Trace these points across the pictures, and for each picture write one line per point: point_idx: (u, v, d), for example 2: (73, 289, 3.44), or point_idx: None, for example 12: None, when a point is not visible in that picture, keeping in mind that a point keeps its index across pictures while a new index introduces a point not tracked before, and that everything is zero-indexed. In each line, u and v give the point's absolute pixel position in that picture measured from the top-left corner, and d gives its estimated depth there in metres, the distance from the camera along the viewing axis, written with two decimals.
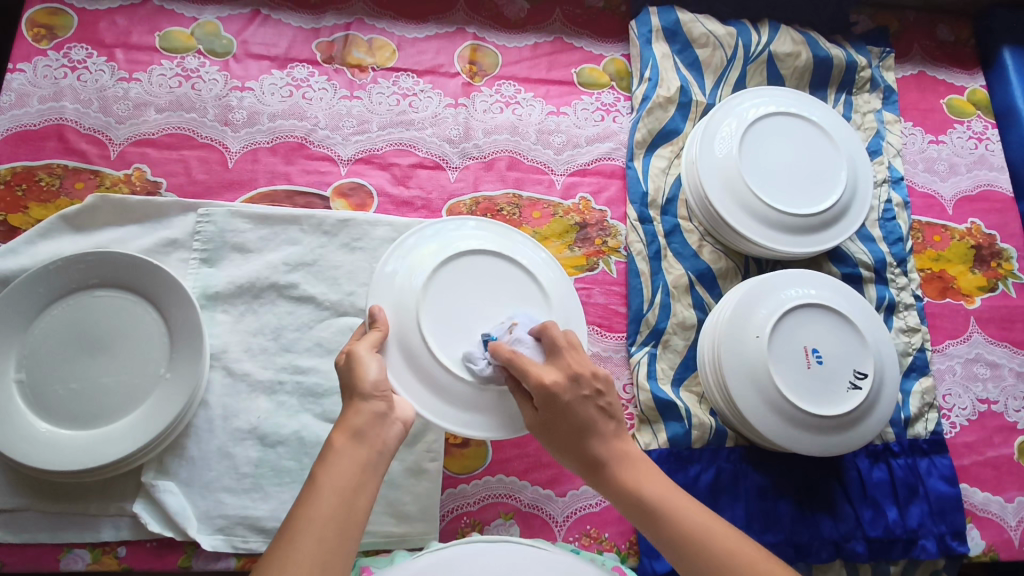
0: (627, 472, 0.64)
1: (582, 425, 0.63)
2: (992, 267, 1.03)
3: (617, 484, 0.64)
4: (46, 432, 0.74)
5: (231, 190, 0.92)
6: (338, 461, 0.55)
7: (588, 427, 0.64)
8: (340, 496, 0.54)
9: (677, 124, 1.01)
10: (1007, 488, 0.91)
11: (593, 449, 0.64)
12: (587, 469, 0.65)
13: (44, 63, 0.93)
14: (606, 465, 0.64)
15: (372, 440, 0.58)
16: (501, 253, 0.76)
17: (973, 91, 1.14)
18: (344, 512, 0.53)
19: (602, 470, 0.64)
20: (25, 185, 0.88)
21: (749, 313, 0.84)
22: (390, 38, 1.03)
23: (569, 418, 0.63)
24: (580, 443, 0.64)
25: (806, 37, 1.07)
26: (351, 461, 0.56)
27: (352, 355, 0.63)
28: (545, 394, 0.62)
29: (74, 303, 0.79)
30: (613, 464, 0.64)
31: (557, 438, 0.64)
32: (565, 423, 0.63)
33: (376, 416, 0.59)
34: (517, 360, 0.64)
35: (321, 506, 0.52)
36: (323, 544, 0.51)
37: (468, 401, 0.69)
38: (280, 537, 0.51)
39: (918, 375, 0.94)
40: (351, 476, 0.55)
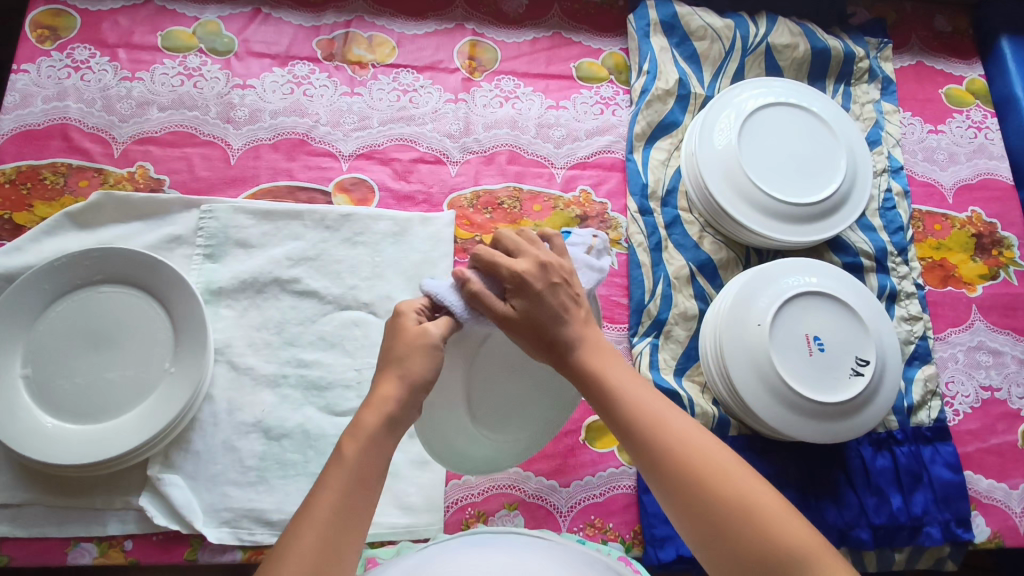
0: (601, 359, 0.61)
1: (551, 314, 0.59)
2: (993, 255, 1.03)
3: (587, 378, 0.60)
4: (52, 427, 0.75)
5: (233, 186, 0.93)
6: (364, 441, 0.53)
7: (553, 319, 0.60)
8: (362, 480, 0.52)
9: (677, 117, 1.02)
10: (1011, 475, 0.91)
11: (553, 350, 0.60)
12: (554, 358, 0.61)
13: (47, 64, 0.94)
14: (602, 377, 0.60)
15: (399, 425, 0.56)
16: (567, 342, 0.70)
17: (971, 80, 1.14)
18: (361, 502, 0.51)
19: (564, 362, 0.61)
20: (29, 183, 0.89)
21: (750, 303, 0.84)
22: (390, 35, 1.04)
23: (540, 299, 0.59)
24: (551, 330, 0.60)
25: (803, 29, 1.08)
26: (378, 446, 0.54)
27: (423, 333, 0.57)
28: (516, 279, 0.58)
29: (79, 299, 0.80)
30: (590, 359, 0.60)
31: (530, 329, 0.59)
32: (538, 310, 0.59)
33: (412, 413, 0.57)
34: (510, 238, 0.62)
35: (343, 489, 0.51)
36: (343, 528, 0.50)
37: (470, 446, 0.71)
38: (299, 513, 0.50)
39: (920, 363, 0.94)
40: (375, 458, 0.54)
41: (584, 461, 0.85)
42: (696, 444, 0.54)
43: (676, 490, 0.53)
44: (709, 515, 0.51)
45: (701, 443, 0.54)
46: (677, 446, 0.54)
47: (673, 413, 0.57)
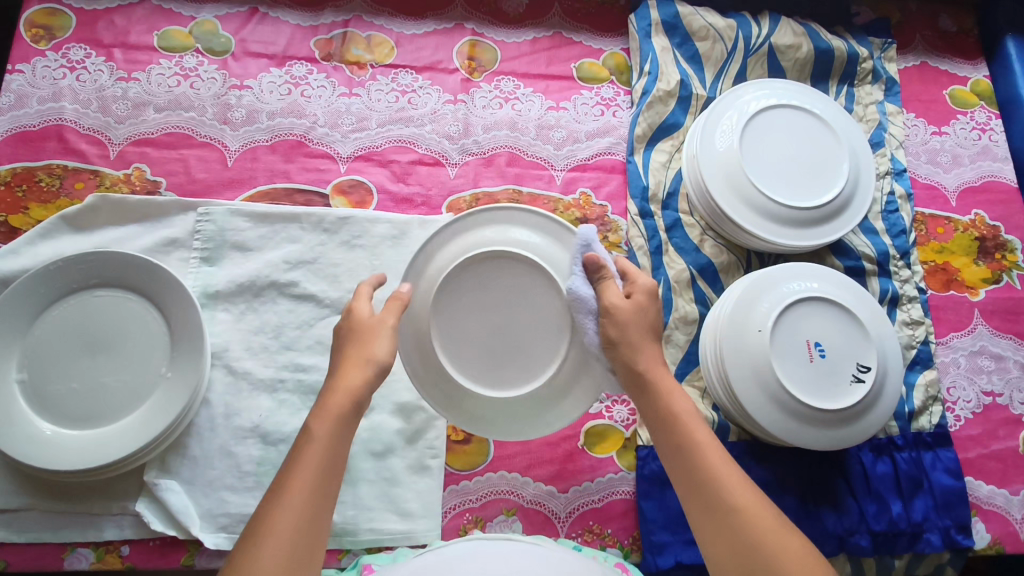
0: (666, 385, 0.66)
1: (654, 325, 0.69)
2: (996, 259, 1.02)
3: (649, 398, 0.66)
4: (49, 433, 0.74)
5: (230, 188, 0.92)
6: (313, 459, 0.57)
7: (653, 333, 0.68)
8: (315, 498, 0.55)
9: (678, 119, 1.01)
10: (1012, 481, 0.90)
11: (632, 353, 0.66)
12: (632, 364, 0.67)
13: (43, 64, 0.94)
14: (670, 408, 0.65)
15: (347, 439, 0.60)
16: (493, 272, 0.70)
17: (976, 81, 1.13)
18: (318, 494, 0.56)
19: (628, 357, 0.66)
20: (25, 185, 0.88)
21: (751, 308, 0.84)
22: (388, 35, 1.03)
23: (647, 309, 0.69)
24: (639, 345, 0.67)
25: (807, 29, 1.06)
26: (327, 460, 0.57)
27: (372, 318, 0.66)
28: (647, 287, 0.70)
29: (74, 303, 0.79)
30: (660, 378, 0.67)
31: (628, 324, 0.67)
32: (644, 314, 0.68)
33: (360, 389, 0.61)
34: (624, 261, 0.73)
35: (297, 507, 0.54)
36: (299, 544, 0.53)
37: (519, 414, 0.72)
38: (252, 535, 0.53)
39: (922, 368, 0.94)
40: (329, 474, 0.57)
41: (583, 467, 0.85)
42: (751, 500, 0.59)
43: (718, 530, 0.58)
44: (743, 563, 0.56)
45: (753, 499, 0.59)
46: (728, 497, 0.59)
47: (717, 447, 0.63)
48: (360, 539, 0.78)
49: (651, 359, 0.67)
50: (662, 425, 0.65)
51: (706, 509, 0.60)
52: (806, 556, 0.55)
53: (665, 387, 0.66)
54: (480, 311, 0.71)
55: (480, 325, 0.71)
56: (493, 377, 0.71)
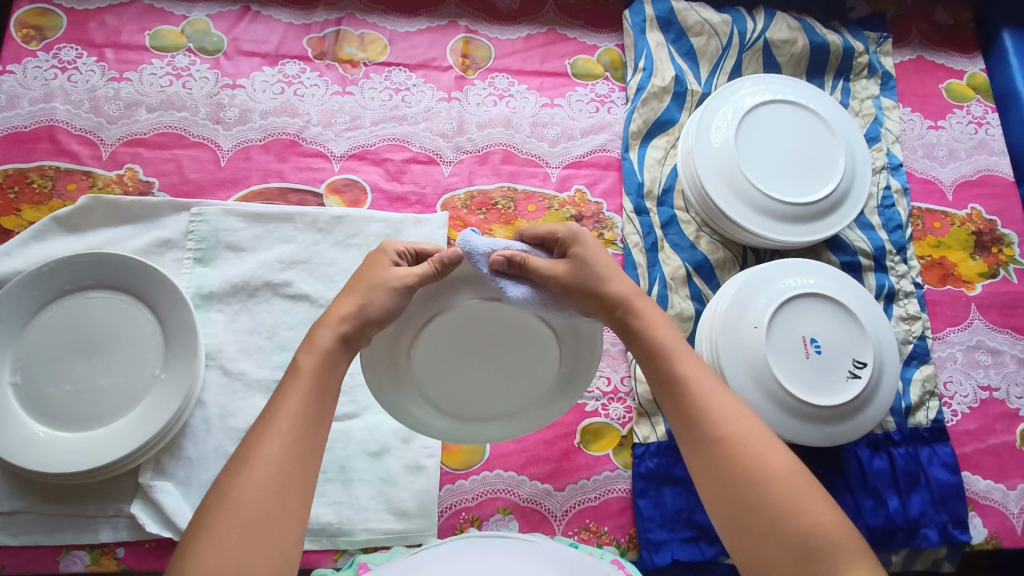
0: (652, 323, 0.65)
1: (607, 263, 0.65)
2: (993, 253, 1.01)
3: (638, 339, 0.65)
4: (43, 435, 0.74)
5: (223, 188, 0.92)
6: (300, 393, 0.56)
7: (611, 272, 0.65)
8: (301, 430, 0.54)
9: (673, 115, 1.00)
10: (1009, 475, 0.90)
11: (605, 293, 0.64)
12: (614, 302, 0.64)
13: (34, 64, 0.93)
14: (659, 345, 0.64)
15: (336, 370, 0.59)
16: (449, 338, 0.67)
17: (973, 75, 1.13)
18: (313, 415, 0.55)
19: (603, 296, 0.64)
20: (17, 187, 0.88)
21: (746, 304, 0.84)
22: (382, 33, 1.02)
23: (590, 253, 0.65)
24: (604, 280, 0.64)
25: (802, 24, 1.06)
26: (318, 391, 0.57)
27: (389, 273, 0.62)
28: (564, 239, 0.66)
29: (67, 305, 0.79)
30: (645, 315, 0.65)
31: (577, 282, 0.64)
32: (580, 263, 0.64)
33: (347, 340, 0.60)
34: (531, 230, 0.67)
35: (286, 437, 0.53)
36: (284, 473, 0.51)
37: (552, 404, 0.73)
38: (237, 466, 0.51)
39: (918, 363, 0.94)
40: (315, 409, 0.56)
41: (579, 465, 0.84)
42: (740, 427, 0.57)
43: (707, 459, 0.57)
44: (730, 491, 0.55)
45: (752, 431, 0.57)
46: (717, 426, 0.57)
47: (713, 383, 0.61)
48: (356, 539, 0.78)
49: (631, 290, 0.65)
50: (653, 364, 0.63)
51: (697, 438, 0.58)
52: (795, 484, 0.53)
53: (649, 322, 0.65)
54: (463, 359, 0.69)
55: (473, 368, 0.70)
56: (522, 398, 0.72)
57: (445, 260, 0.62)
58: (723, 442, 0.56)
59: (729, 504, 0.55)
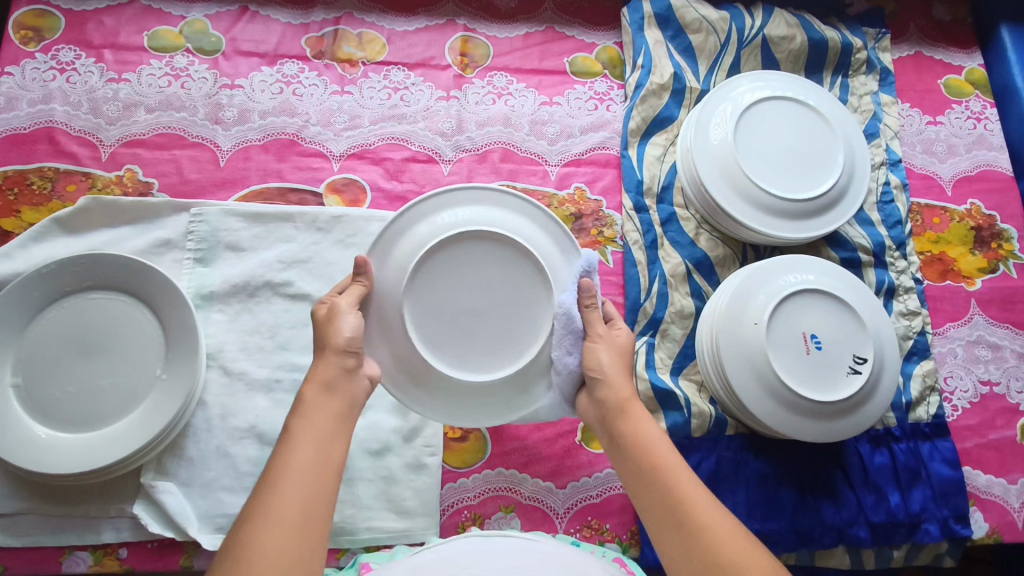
0: (633, 416, 0.64)
1: (622, 363, 0.68)
2: (992, 248, 1.01)
3: (619, 434, 0.64)
4: (45, 436, 0.74)
5: (223, 188, 0.92)
6: (310, 438, 0.57)
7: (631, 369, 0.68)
8: (313, 476, 0.54)
9: (672, 112, 1.00)
10: (1011, 470, 0.90)
11: (612, 385, 0.66)
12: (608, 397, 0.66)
13: (32, 66, 0.93)
14: (637, 437, 0.63)
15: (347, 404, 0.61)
16: (415, 306, 0.67)
17: (971, 70, 1.13)
18: (326, 446, 0.57)
19: (602, 393, 0.66)
20: (16, 189, 0.88)
21: (746, 300, 0.84)
22: (380, 32, 1.02)
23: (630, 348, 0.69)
24: (614, 375, 0.66)
25: (800, 20, 1.06)
26: (331, 424, 0.59)
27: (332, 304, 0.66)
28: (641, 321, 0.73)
29: (68, 306, 0.79)
30: (631, 409, 0.65)
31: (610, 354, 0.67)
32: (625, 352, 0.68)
33: (345, 370, 0.62)
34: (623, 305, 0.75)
35: (303, 468, 0.54)
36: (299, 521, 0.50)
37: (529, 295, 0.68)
38: (250, 511, 0.51)
39: (919, 359, 0.94)
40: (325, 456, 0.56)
41: (581, 462, 0.85)
42: (717, 517, 0.55)
43: (683, 547, 0.55)
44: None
45: (725, 525, 0.55)
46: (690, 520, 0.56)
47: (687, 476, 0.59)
48: (359, 538, 0.78)
49: (625, 388, 0.66)
50: (629, 457, 0.63)
51: (675, 529, 0.56)
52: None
53: (633, 412, 0.64)
54: (445, 323, 0.68)
55: (468, 325, 0.68)
56: (517, 310, 0.68)
57: (359, 270, 0.67)
58: (701, 534, 0.55)
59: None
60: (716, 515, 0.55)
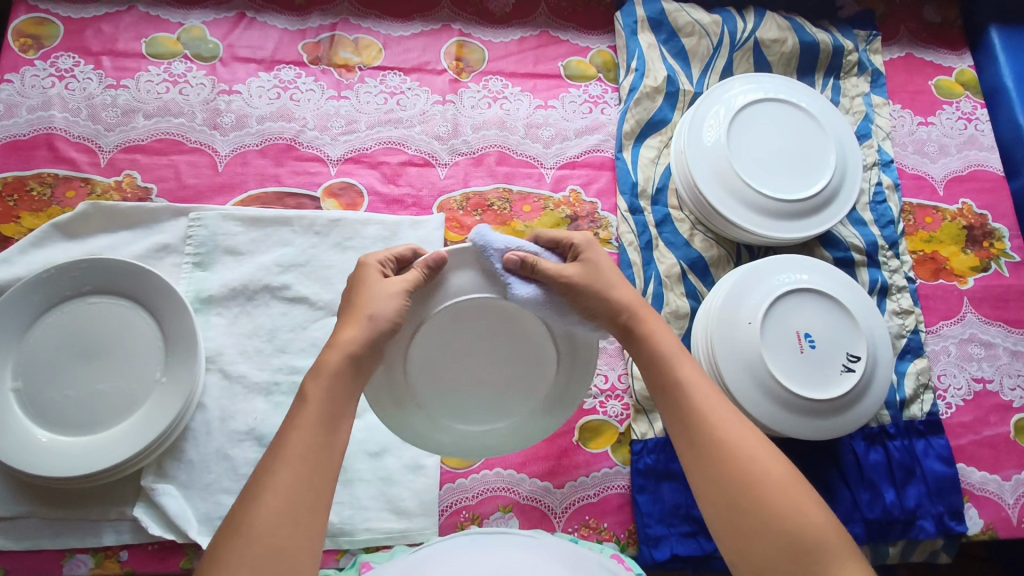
0: (656, 331, 0.67)
1: (614, 275, 0.68)
2: (984, 247, 1.02)
3: (640, 345, 0.67)
4: (46, 440, 0.75)
5: (221, 194, 0.93)
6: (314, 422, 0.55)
7: (615, 282, 0.68)
8: (317, 455, 0.54)
9: (665, 114, 1.01)
10: (1004, 466, 0.91)
11: (614, 300, 0.67)
12: (619, 314, 0.67)
13: (31, 73, 0.94)
14: (658, 351, 0.66)
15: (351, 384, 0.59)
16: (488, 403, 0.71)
17: (962, 72, 1.14)
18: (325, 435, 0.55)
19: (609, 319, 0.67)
20: (16, 195, 0.88)
21: (740, 300, 0.84)
22: (376, 37, 1.03)
23: (601, 263, 0.68)
24: (608, 292, 0.67)
25: (792, 23, 1.07)
26: (333, 409, 0.57)
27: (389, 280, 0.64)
28: (582, 245, 0.69)
29: (68, 310, 0.79)
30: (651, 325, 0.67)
31: (590, 289, 0.66)
32: (594, 270, 0.68)
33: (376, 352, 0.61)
34: (546, 233, 0.70)
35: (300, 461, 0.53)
36: (303, 511, 0.51)
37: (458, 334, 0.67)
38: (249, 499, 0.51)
39: (912, 357, 0.95)
40: (329, 440, 0.56)
41: (578, 462, 0.85)
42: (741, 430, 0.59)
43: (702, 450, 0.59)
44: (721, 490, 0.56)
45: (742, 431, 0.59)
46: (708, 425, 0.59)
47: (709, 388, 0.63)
48: (357, 539, 0.79)
49: (635, 300, 0.68)
50: (651, 368, 0.66)
51: (691, 441, 0.60)
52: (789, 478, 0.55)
53: (652, 327, 0.67)
54: (505, 380, 0.71)
55: (501, 369, 0.70)
56: (482, 341, 0.69)
57: (431, 262, 0.64)
58: (717, 447, 0.58)
59: (726, 505, 0.56)
60: (735, 428, 0.59)
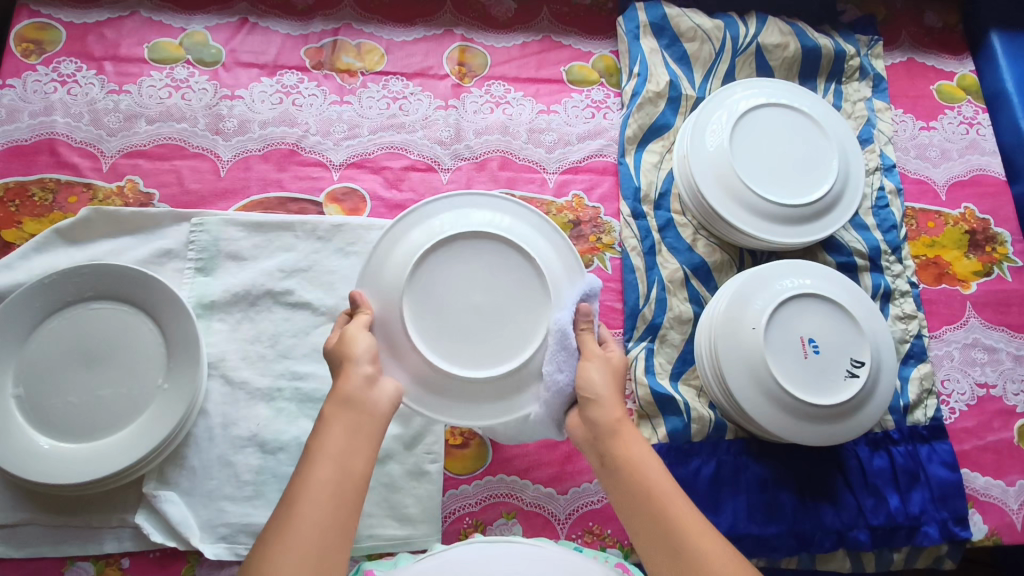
0: (621, 438, 0.63)
1: (613, 383, 0.66)
2: (987, 251, 1.02)
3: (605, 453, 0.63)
4: (47, 447, 0.74)
5: (224, 199, 0.92)
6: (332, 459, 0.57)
7: (620, 394, 0.66)
8: (340, 491, 0.56)
9: (668, 119, 1.01)
10: (1008, 472, 0.91)
11: (600, 404, 0.64)
12: (596, 416, 0.64)
13: (33, 78, 0.94)
14: (624, 460, 0.61)
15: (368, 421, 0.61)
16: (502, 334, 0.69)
17: (963, 76, 1.14)
18: (346, 471, 0.57)
19: (589, 416, 0.64)
20: (18, 200, 0.88)
21: (744, 306, 0.84)
22: (379, 42, 1.03)
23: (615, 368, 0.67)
24: (603, 392, 0.65)
25: (794, 28, 1.07)
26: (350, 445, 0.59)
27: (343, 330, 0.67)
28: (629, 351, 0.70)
29: (70, 317, 0.79)
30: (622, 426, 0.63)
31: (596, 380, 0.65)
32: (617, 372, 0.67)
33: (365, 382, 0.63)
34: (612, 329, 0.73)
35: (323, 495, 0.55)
36: (323, 543, 0.53)
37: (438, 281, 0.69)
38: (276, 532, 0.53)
39: (916, 362, 0.94)
40: (346, 478, 0.57)
41: (582, 468, 0.85)
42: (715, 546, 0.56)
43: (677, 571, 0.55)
44: None
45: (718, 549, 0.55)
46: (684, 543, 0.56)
47: (678, 501, 0.59)
48: (361, 546, 0.78)
49: (615, 403, 0.65)
50: (616, 478, 0.61)
51: (667, 564, 0.56)
52: None
53: (623, 432, 0.63)
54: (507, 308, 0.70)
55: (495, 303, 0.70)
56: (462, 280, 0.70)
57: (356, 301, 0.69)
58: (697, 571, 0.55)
59: None
60: (722, 568, 0.54)
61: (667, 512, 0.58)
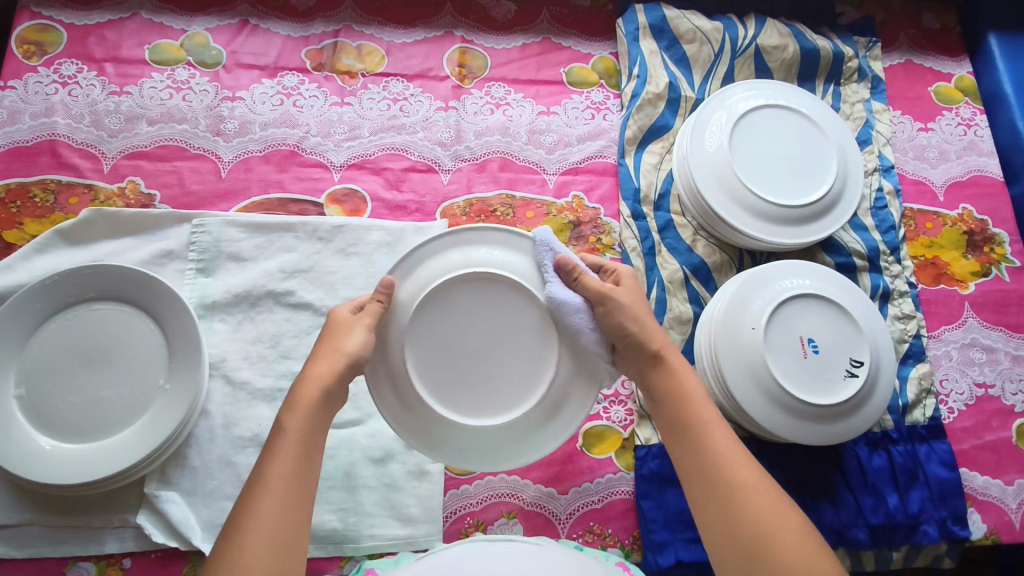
0: (673, 375, 0.69)
1: (640, 307, 0.70)
2: (985, 252, 1.03)
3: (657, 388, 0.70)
4: (48, 447, 0.75)
5: (225, 200, 0.93)
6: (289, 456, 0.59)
7: (648, 314, 0.70)
8: (296, 485, 0.57)
9: (667, 120, 1.02)
10: (1007, 471, 0.91)
11: (641, 335, 0.68)
12: (634, 348, 0.69)
13: (34, 80, 0.94)
14: (675, 394, 0.68)
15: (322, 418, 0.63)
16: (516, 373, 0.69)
17: (961, 78, 1.15)
18: (302, 466, 0.59)
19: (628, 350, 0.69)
20: (19, 201, 0.88)
21: (743, 306, 0.85)
22: (379, 44, 1.04)
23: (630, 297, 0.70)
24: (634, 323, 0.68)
25: (792, 30, 1.08)
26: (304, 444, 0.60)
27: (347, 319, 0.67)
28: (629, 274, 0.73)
29: (70, 317, 0.79)
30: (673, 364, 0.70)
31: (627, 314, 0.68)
32: (635, 295, 0.71)
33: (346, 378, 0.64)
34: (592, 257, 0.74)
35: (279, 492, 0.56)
36: (285, 541, 0.54)
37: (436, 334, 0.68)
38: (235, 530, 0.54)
39: (915, 362, 0.95)
40: (302, 475, 0.58)
41: (582, 468, 0.85)
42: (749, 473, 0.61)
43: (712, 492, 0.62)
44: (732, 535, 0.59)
45: (752, 475, 0.61)
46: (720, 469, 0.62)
47: (720, 433, 0.65)
48: (362, 546, 0.79)
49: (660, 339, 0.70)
50: (668, 409, 0.68)
51: (704, 487, 0.62)
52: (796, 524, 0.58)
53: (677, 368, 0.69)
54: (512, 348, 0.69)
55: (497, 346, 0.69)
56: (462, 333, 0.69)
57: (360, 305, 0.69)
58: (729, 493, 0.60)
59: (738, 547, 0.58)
60: (750, 494, 0.60)
61: (709, 445, 0.64)
